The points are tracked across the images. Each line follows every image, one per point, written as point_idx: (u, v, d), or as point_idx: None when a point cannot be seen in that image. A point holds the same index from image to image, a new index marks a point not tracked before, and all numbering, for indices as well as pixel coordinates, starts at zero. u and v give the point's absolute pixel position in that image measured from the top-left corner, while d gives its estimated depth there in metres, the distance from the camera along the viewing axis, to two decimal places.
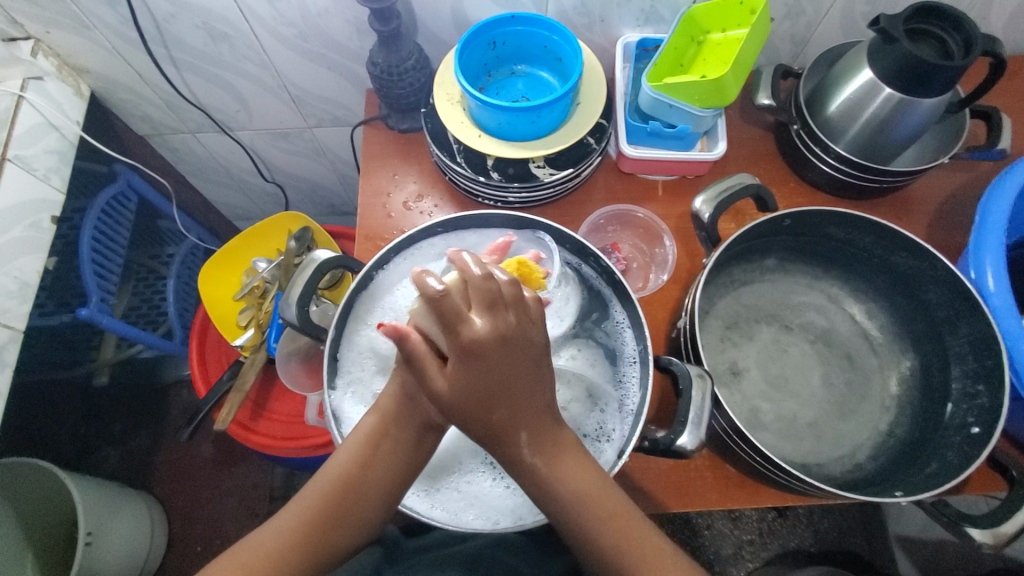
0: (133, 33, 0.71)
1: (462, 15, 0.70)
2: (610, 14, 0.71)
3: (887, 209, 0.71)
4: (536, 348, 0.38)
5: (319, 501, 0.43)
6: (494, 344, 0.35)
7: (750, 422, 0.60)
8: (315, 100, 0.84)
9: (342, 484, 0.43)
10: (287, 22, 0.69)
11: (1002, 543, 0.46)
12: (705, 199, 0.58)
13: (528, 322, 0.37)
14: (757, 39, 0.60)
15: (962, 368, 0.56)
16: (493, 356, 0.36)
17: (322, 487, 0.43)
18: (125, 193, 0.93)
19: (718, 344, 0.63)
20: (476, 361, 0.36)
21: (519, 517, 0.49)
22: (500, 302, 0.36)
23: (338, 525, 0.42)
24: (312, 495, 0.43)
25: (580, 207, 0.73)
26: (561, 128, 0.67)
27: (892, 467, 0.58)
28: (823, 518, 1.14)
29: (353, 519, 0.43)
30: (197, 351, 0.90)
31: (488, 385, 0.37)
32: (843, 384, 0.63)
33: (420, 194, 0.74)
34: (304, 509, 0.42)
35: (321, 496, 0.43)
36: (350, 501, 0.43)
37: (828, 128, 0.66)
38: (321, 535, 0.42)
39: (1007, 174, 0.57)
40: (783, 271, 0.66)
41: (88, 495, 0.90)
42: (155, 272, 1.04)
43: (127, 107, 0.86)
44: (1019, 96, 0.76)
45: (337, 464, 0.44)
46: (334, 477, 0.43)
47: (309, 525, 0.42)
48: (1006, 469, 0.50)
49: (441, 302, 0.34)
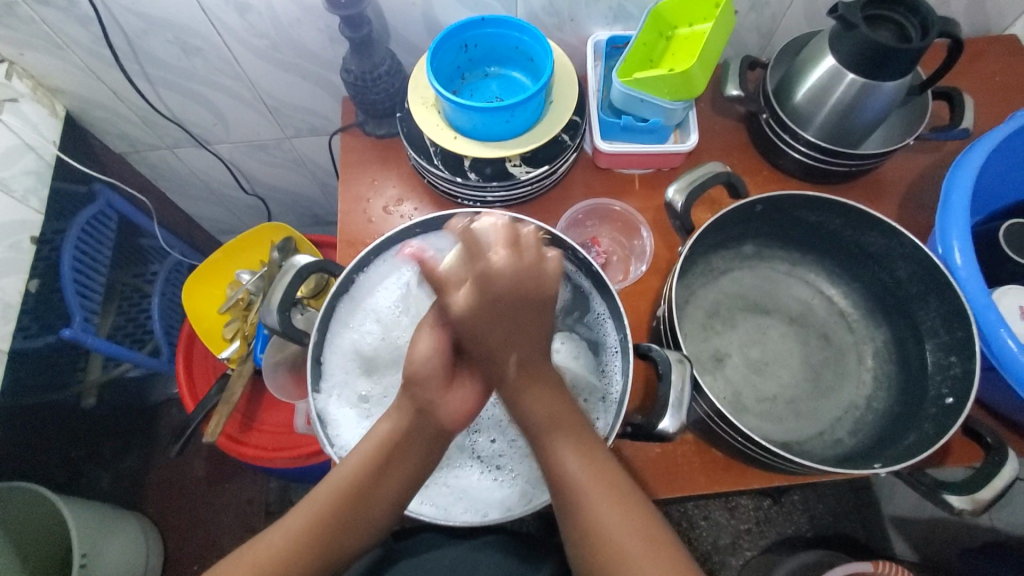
0: (105, 51, 0.72)
1: (432, 20, 0.71)
2: (579, 13, 0.72)
3: (858, 192, 0.73)
4: (544, 297, 0.45)
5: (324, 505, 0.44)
6: (506, 281, 0.43)
7: (733, 406, 0.61)
8: (291, 110, 0.85)
9: (345, 494, 0.44)
10: (260, 33, 0.69)
11: (981, 509, 0.48)
12: (677, 188, 0.60)
13: (541, 276, 0.44)
14: (722, 31, 0.62)
15: (936, 342, 0.58)
16: (505, 290, 0.43)
17: (326, 494, 0.44)
18: (105, 212, 0.92)
19: (699, 331, 0.64)
20: (489, 291, 0.43)
21: (507, 508, 0.50)
22: (518, 248, 0.44)
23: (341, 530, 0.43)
24: (319, 499, 0.44)
25: (559, 203, 0.74)
26: (536, 126, 0.68)
27: (873, 442, 0.59)
28: (817, 503, 1.13)
29: (356, 527, 0.44)
30: (184, 367, 0.90)
31: (505, 306, 0.44)
32: (823, 364, 0.64)
33: (400, 199, 0.74)
34: (308, 514, 0.43)
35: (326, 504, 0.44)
36: (353, 509, 0.44)
37: (796, 116, 0.67)
38: (326, 537, 0.43)
39: (968, 154, 0.60)
40: (759, 257, 0.67)
41: (81, 517, 0.90)
42: (139, 291, 1.04)
43: (104, 125, 0.86)
44: (980, 76, 0.78)
45: (341, 474, 0.44)
46: (340, 487, 0.44)
47: (317, 526, 0.43)
48: (980, 436, 0.52)
49: (469, 235, 0.44)
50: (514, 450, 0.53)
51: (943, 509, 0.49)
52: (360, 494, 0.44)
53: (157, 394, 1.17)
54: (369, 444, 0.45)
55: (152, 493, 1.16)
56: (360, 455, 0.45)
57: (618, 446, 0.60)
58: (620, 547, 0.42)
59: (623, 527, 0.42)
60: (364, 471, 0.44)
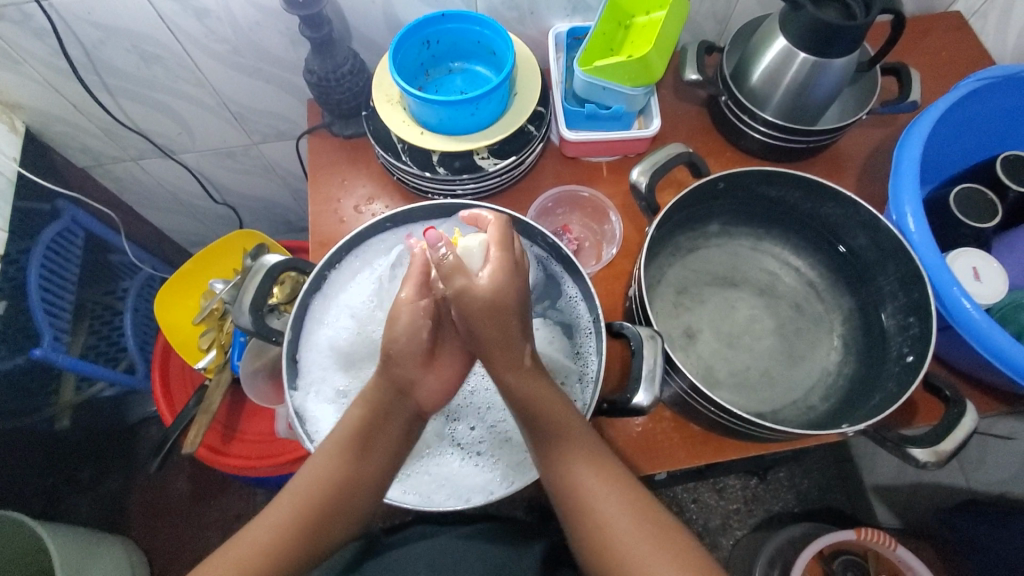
0: (62, 63, 0.70)
1: (394, 18, 0.72)
2: (539, 6, 0.73)
3: (817, 167, 0.75)
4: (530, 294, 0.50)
5: (309, 493, 0.45)
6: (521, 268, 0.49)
7: (708, 380, 0.63)
8: (257, 115, 0.84)
9: (328, 487, 0.45)
10: (219, 38, 0.69)
11: (943, 459, 0.50)
12: (641, 169, 0.61)
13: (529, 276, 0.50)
14: (677, 18, 0.63)
15: (895, 304, 0.60)
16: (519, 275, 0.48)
17: (309, 483, 0.45)
18: (71, 228, 0.90)
19: (671, 310, 0.66)
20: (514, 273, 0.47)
21: (490, 491, 0.50)
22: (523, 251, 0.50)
23: (332, 517, 0.45)
24: (302, 489, 0.45)
25: (528, 194, 0.75)
26: (501, 118, 0.68)
27: (842, 405, 0.61)
28: (803, 479, 1.17)
29: (344, 512, 0.46)
30: (160, 380, 0.88)
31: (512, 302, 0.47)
32: (791, 335, 0.66)
33: (370, 197, 0.74)
34: (293, 505, 0.45)
35: (310, 495, 0.45)
36: (341, 496, 0.45)
37: (753, 97, 0.69)
38: (313, 526, 0.44)
39: (915, 125, 0.62)
40: (726, 235, 0.69)
41: (63, 542, 0.88)
42: (110, 308, 1.02)
43: (65, 140, 0.84)
44: (926, 52, 0.81)
45: (321, 464, 0.46)
46: (322, 479, 0.45)
47: (301, 518, 0.44)
48: (939, 391, 0.54)
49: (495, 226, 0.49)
50: (494, 436, 0.54)
51: (909, 463, 0.51)
52: (347, 483, 0.45)
53: (136, 413, 1.14)
54: (346, 427, 0.46)
55: (137, 514, 1.14)
56: (337, 448, 0.46)
57: (599, 426, 0.62)
58: (623, 544, 0.44)
59: (610, 512, 0.45)
60: (346, 462, 0.45)
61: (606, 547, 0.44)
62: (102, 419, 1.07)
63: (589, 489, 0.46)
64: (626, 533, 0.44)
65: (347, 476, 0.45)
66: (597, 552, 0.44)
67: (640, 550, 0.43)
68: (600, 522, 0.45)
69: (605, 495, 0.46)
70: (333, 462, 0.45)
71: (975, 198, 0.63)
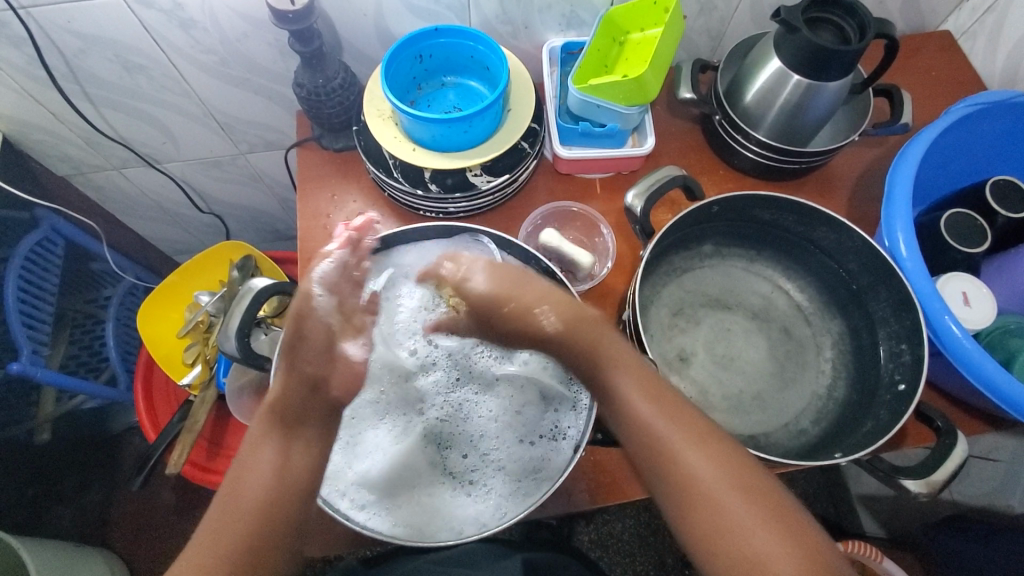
0: (40, 72, 0.68)
1: (385, 30, 0.70)
2: (532, 20, 0.72)
3: (809, 187, 0.75)
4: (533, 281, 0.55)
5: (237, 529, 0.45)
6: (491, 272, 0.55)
7: (701, 403, 0.63)
8: (244, 126, 0.83)
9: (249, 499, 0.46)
10: (205, 49, 0.68)
11: (935, 490, 0.51)
12: (636, 193, 0.61)
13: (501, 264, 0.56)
14: (673, 37, 0.63)
15: (888, 330, 0.60)
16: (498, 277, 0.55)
17: (239, 500, 0.46)
18: (49, 238, 0.88)
19: (665, 332, 0.65)
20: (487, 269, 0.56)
21: (482, 523, 0.53)
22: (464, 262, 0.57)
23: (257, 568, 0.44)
24: (229, 514, 0.46)
25: (520, 211, 0.74)
26: (494, 136, 0.68)
27: (834, 430, 0.61)
28: (788, 488, 1.16)
29: (275, 526, 0.46)
30: (142, 395, 0.86)
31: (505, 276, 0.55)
32: (784, 356, 0.67)
33: (361, 213, 0.73)
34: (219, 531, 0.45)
35: (236, 513, 0.46)
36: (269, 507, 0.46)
37: (746, 117, 0.69)
38: (248, 543, 0.45)
39: (908, 148, 0.62)
40: (720, 255, 0.69)
41: (42, 559, 0.85)
42: (92, 317, 0.99)
43: (44, 148, 0.81)
44: (916, 72, 0.81)
45: (251, 477, 0.47)
46: (248, 491, 0.46)
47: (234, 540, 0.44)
48: (930, 420, 0.54)
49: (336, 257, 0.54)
50: (485, 464, 0.56)
51: (900, 492, 0.52)
52: (275, 491, 0.47)
53: (118, 423, 1.12)
54: (263, 446, 0.49)
55: (119, 525, 1.12)
56: (258, 466, 0.48)
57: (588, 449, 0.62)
58: (727, 522, 0.44)
59: (710, 484, 0.45)
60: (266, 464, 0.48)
61: (716, 522, 0.44)
62: (83, 430, 1.04)
63: (677, 451, 0.47)
64: (740, 510, 0.44)
65: (280, 480, 0.47)
66: (696, 536, 0.45)
67: (752, 554, 0.43)
68: (691, 483, 0.46)
69: (685, 453, 0.46)
70: (261, 491, 0.47)
71: (965, 223, 0.63)
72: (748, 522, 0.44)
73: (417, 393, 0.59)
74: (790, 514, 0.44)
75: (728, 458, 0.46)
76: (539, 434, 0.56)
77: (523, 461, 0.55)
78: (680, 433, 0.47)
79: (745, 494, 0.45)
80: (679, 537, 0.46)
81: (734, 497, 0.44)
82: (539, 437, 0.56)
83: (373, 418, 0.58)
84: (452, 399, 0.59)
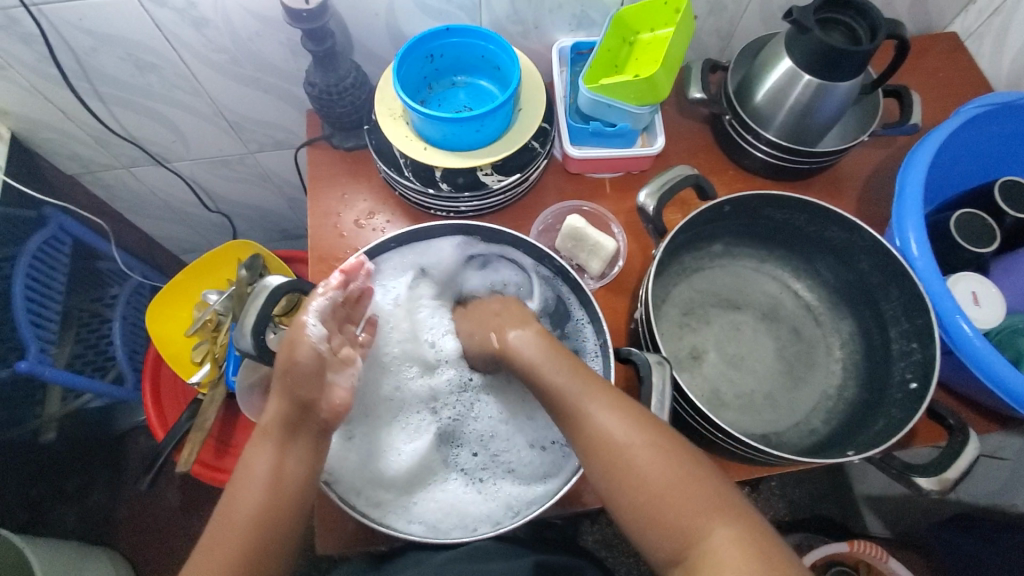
0: (52, 70, 0.68)
1: (396, 30, 0.70)
2: (543, 20, 0.72)
3: (818, 187, 0.75)
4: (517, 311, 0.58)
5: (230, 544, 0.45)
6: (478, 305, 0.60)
7: (712, 402, 0.63)
8: (254, 125, 0.83)
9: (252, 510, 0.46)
10: (217, 48, 0.68)
11: (947, 488, 0.51)
12: (649, 192, 0.60)
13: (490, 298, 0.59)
14: (684, 37, 0.63)
15: (899, 329, 0.60)
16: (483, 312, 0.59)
17: (242, 509, 0.46)
18: (57, 236, 0.87)
19: (675, 331, 0.65)
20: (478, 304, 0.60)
21: (497, 521, 0.53)
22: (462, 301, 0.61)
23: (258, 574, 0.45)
24: (231, 522, 0.46)
25: (530, 210, 0.74)
26: (504, 135, 0.68)
27: (844, 429, 0.62)
28: (795, 488, 1.16)
29: (279, 533, 0.46)
30: (151, 393, 0.87)
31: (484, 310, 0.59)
32: (794, 355, 0.67)
33: (371, 211, 0.73)
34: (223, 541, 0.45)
35: (239, 522, 0.46)
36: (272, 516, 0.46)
37: (756, 117, 0.69)
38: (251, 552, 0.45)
39: (917, 150, 0.62)
40: (730, 255, 0.69)
41: (48, 559, 0.85)
42: (98, 316, 0.99)
43: (53, 146, 0.81)
44: (924, 73, 0.82)
45: (251, 484, 0.47)
46: (251, 501, 0.46)
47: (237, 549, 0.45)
48: (943, 419, 0.55)
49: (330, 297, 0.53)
50: (495, 464, 0.57)
51: (912, 490, 0.52)
52: (278, 498, 0.47)
53: (124, 422, 1.12)
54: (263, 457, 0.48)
55: (124, 524, 1.12)
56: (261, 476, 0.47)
57: None
58: (656, 493, 0.44)
59: (635, 458, 0.45)
60: (267, 474, 0.47)
61: (643, 494, 0.44)
62: (89, 429, 1.04)
63: (603, 433, 0.46)
64: (664, 480, 0.44)
65: (281, 493, 0.47)
66: (629, 512, 0.45)
67: (682, 523, 0.43)
68: (616, 459, 0.45)
69: (608, 432, 0.46)
70: (254, 506, 0.46)
71: (975, 223, 0.64)
72: (672, 490, 0.43)
73: (426, 392, 0.61)
74: (712, 480, 0.44)
75: (676, 449, 0.45)
76: (551, 441, 0.57)
77: (534, 465, 0.56)
78: (605, 416, 0.47)
79: (669, 460, 0.45)
80: (616, 516, 0.46)
81: (658, 468, 0.44)
82: (550, 444, 0.57)
83: (386, 420, 0.60)
84: (465, 399, 0.61)
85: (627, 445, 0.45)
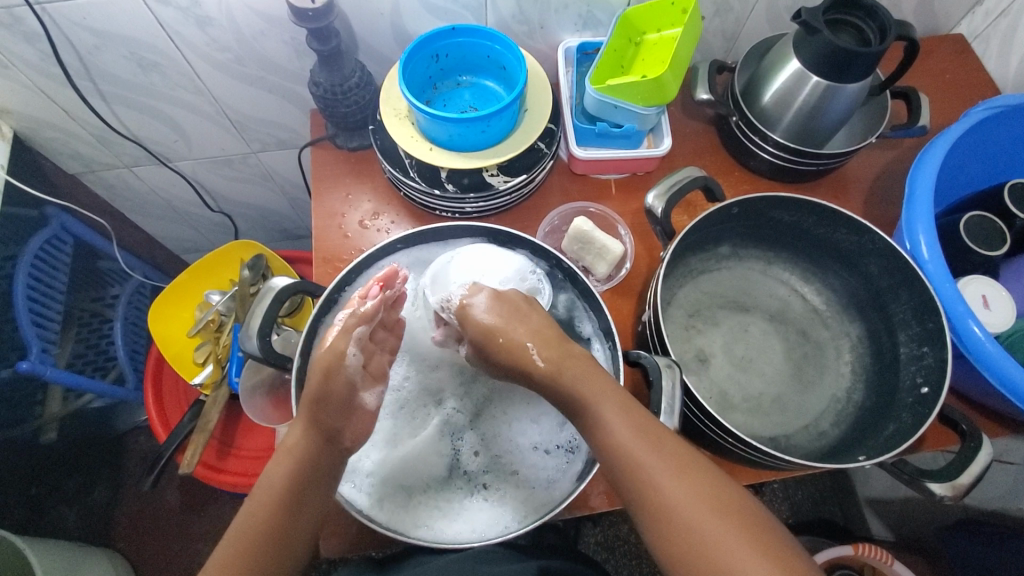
0: (55, 69, 0.68)
1: (401, 29, 0.70)
2: (549, 20, 0.72)
3: (825, 189, 0.75)
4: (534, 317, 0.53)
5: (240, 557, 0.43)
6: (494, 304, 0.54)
7: (719, 405, 0.62)
8: (257, 125, 0.82)
9: (270, 510, 0.46)
10: (221, 47, 0.67)
11: (960, 493, 0.50)
12: (656, 195, 0.61)
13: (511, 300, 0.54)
14: (691, 38, 0.62)
15: (908, 333, 0.60)
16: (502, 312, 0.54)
17: (261, 508, 0.46)
18: (58, 236, 0.87)
19: (682, 333, 0.65)
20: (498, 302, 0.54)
21: (504, 526, 0.53)
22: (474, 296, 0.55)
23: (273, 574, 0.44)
24: (250, 523, 0.45)
25: (536, 211, 0.74)
26: (510, 136, 0.67)
27: (852, 433, 0.61)
28: (797, 490, 1.17)
29: (295, 536, 0.46)
30: (153, 395, 0.86)
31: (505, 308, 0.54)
32: (802, 358, 0.66)
33: (376, 212, 0.73)
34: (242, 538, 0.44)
35: (260, 518, 0.45)
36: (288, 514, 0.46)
37: (764, 118, 0.69)
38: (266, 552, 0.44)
39: (928, 150, 0.62)
40: (737, 257, 0.69)
41: (49, 560, 0.84)
42: (99, 316, 0.99)
43: (55, 146, 0.81)
44: (931, 75, 0.81)
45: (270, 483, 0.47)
46: (271, 499, 0.46)
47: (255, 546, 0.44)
48: (955, 424, 0.54)
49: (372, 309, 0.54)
50: (502, 470, 0.56)
51: (924, 495, 0.52)
52: (294, 497, 0.47)
53: (125, 422, 1.11)
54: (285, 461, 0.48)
55: (124, 525, 1.11)
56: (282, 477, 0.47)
57: None
58: (704, 540, 0.40)
59: (679, 499, 0.41)
60: (286, 471, 0.47)
61: (693, 543, 0.40)
62: (90, 429, 1.04)
63: (642, 467, 0.43)
64: (714, 527, 0.40)
65: (299, 491, 0.47)
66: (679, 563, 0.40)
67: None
68: (659, 500, 0.42)
69: (650, 469, 0.43)
70: (270, 514, 0.45)
71: (985, 226, 0.63)
72: (721, 539, 0.39)
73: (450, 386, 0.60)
74: (766, 529, 0.40)
75: (712, 484, 0.42)
76: (557, 445, 0.57)
77: (540, 470, 0.56)
78: (643, 450, 0.43)
79: (717, 506, 0.41)
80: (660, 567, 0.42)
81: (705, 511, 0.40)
82: (556, 448, 0.57)
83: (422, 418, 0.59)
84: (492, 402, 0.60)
85: (669, 484, 0.42)
